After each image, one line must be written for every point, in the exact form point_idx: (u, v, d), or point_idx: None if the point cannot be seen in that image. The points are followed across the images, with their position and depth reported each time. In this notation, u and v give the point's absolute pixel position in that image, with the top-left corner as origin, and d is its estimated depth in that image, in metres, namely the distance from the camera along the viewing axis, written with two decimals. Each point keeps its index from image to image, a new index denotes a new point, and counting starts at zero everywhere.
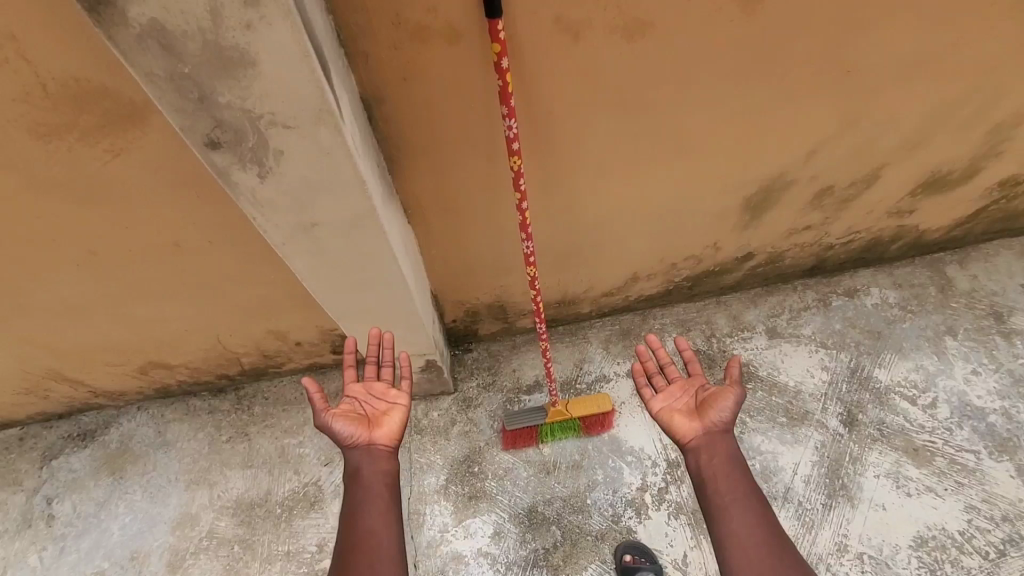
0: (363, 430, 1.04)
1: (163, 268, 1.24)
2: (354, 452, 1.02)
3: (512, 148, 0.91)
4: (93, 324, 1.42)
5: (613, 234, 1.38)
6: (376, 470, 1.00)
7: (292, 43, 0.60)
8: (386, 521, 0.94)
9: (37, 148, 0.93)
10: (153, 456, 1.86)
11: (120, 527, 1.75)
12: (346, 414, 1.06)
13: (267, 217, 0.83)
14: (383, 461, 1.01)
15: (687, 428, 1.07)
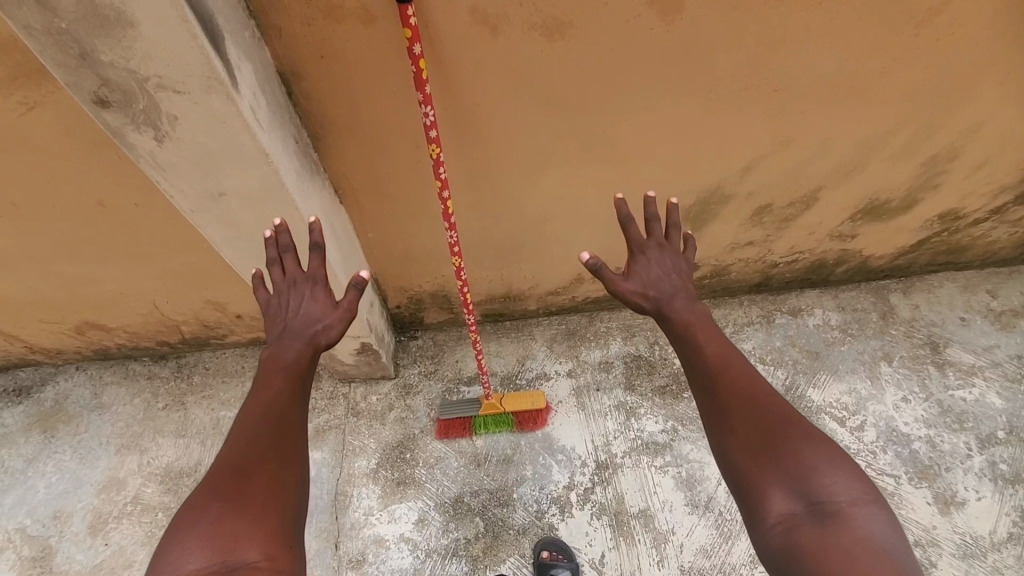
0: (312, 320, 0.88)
1: (90, 226, 1.24)
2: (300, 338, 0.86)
3: (432, 137, 0.92)
4: (24, 277, 1.42)
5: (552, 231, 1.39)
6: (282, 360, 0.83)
7: (168, 7, 0.61)
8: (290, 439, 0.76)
9: None
10: (86, 417, 1.85)
11: (46, 486, 1.74)
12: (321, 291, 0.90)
13: (172, 181, 0.85)
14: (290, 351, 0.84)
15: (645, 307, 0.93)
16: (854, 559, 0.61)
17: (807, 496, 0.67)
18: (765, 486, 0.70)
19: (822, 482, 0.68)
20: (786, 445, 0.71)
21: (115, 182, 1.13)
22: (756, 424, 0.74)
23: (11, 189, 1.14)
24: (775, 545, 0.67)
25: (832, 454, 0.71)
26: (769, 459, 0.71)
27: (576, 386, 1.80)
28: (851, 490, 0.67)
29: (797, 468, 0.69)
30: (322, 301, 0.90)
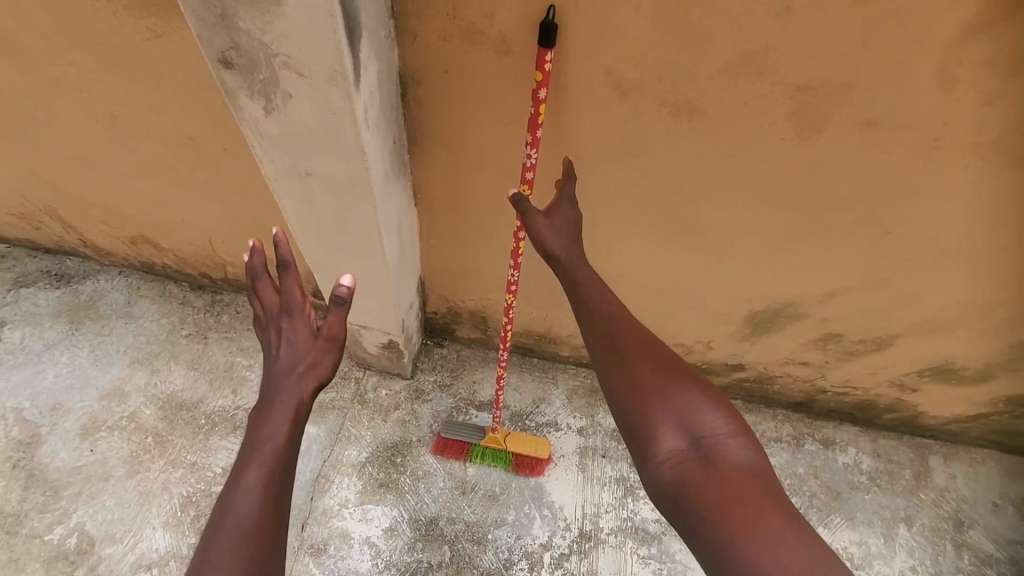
0: (292, 352, 0.95)
1: (172, 154, 1.26)
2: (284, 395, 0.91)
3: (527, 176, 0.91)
4: (98, 181, 1.46)
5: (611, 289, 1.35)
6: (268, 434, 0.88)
7: None
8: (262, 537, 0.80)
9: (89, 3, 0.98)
10: (113, 322, 1.90)
11: (55, 375, 1.81)
12: (300, 320, 0.98)
13: (266, 150, 0.84)
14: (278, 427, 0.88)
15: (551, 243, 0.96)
16: (729, 480, 0.75)
17: (688, 431, 0.81)
18: (658, 429, 0.82)
19: (702, 421, 0.82)
20: (676, 390, 0.84)
21: (209, 122, 1.14)
22: (652, 374, 0.86)
23: (114, 102, 1.18)
24: (665, 479, 0.79)
25: (711, 399, 0.84)
26: (661, 404, 0.83)
27: (583, 445, 1.74)
28: (727, 425, 0.82)
29: (685, 411, 0.83)
30: (302, 334, 0.97)
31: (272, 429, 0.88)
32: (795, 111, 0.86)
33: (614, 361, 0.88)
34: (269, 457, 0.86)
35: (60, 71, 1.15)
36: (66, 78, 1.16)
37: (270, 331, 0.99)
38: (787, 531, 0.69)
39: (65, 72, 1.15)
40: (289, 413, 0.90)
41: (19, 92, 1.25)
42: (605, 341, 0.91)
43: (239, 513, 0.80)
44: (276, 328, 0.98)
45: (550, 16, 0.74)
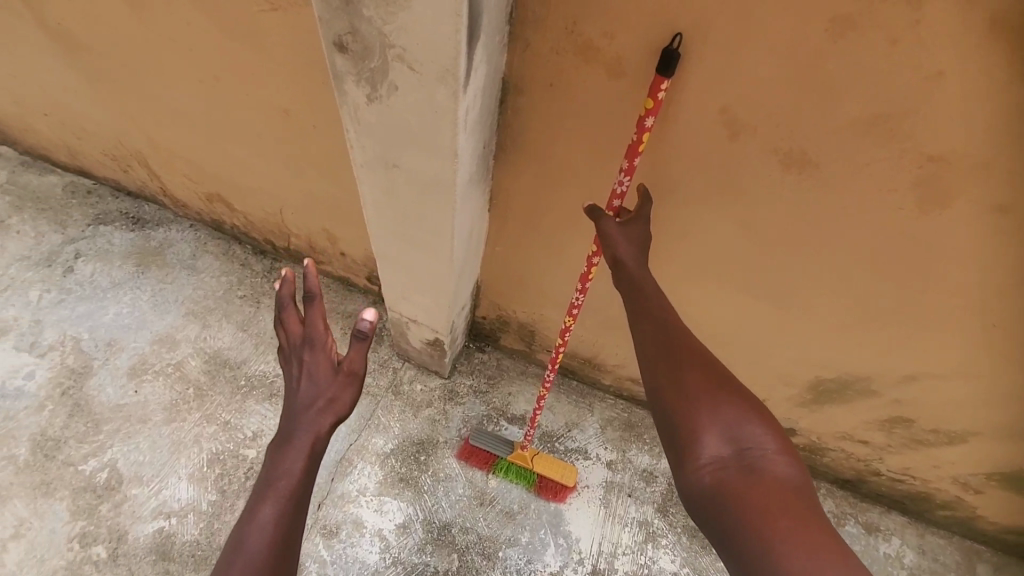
0: (313, 387, 0.97)
1: (263, 124, 1.30)
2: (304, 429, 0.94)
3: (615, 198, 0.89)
4: (189, 138, 1.51)
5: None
6: (287, 466, 0.90)
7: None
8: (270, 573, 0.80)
9: None
10: (176, 271, 1.98)
11: (115, 312, 1.89)
12: (322, 353, 1.00)
13: (360, 136, 0.84)
14: (295, 462, 0.91)
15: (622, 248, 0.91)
16: (770, 492, 0.68)
17: (733, 439, 0.74)
18: (701, 433, 0.75)
19: (750, 433, 0.74)
20: (724, 398, 0.78)
21: (304, 99, 1.17)
22: (702, 378, 0.80)
23: (218, 66, 1.21)
24: (703, 486, 0.72)
25: (762, 413, 0.77)
26: (706, 408, 0.77)
27: (609, 479, 1.68)
28: (775, 440, 0.74)
29: (732, 419, 0.76)
30: (324, 367, 0.99)
31: (288, 465, 0.90)
32: (920, 183, 0.81)
33: (662, 361, 0.83)
34: (283, 493, 0.87)
35: (175, 29, 1.19)
36: (179, 38, 1.21)
37: (291, 364, 1.01)
38: (833, 555, 0.60)
39: (180, 31, 1.19)
40: (306, 448, 0.93)
41: (134, 45, 1.31)
42: (653, 340, 0.86)
43: (252, 546, 0.81)
44: (297, 360, 1.00)
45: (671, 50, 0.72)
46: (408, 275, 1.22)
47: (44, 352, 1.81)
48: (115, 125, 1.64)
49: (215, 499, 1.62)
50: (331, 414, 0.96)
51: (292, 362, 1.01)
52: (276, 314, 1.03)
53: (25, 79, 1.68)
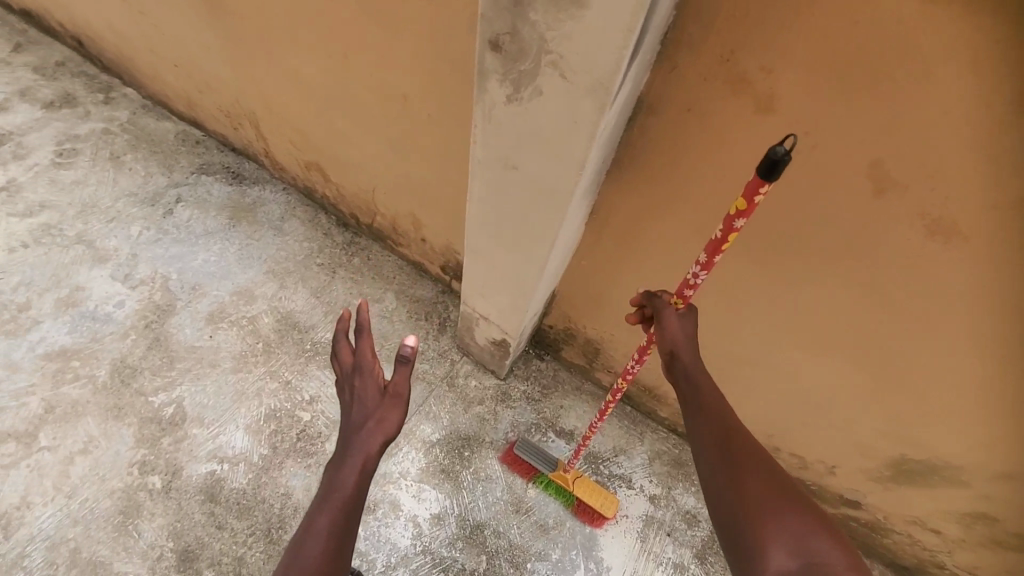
0: (365, 409, 1.04)
1: (379, 105, 1.34)
2: (358, 448, 1.00)
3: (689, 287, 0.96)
4: (305, 108, 1.57)
5: (751, 362, 1.28)
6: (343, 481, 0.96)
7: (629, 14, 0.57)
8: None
9: None
10: (264, 230, 2.06)
11: (203, 259, 1.99)
12: (372, 379, 1.08)
13: (485, 133, 0.85)
14: (349, 479, 0.96)
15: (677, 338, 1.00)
16: None
17: (801, 550, 0.69)
18: (768, 546, 0.71)
19: (819, 545, 0.69)
20: (790, 511, 0.74)
21: (426, 88, 1.20)
22: (764, 486, 0.78)
23: (349, 43, 1.26)
24: None
25: (832, 530, 0.72)
26: (772, 519, 0.73)
27: (650, 513, 1.64)
28: (847, 558, 0.68)
29: (798, 530, 0.71)
30: (373, 391, 1.07)
31: (342, 481, 0.96)
32: None
33: (726, 469, 0.83)
34: (337, 505, 0.93)
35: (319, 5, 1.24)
36: (317, 12, 1.26)
37: (344, 390, 1.10)
38: None
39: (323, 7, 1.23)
40: (358, 467, 0.98)
41: (273, 12, 1.37)
42: (714, 438, 0.88)
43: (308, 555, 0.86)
44: (349, 386, 1.09)
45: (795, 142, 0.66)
46: (493, 275, 1.23)
47: (135, 285, 1.93)
48: (239, 85, 1.72)
49: (267, 453, 1.68)
50: (382, 435, 1.03)
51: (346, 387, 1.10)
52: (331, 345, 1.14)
53: (164, 29, 1.79)
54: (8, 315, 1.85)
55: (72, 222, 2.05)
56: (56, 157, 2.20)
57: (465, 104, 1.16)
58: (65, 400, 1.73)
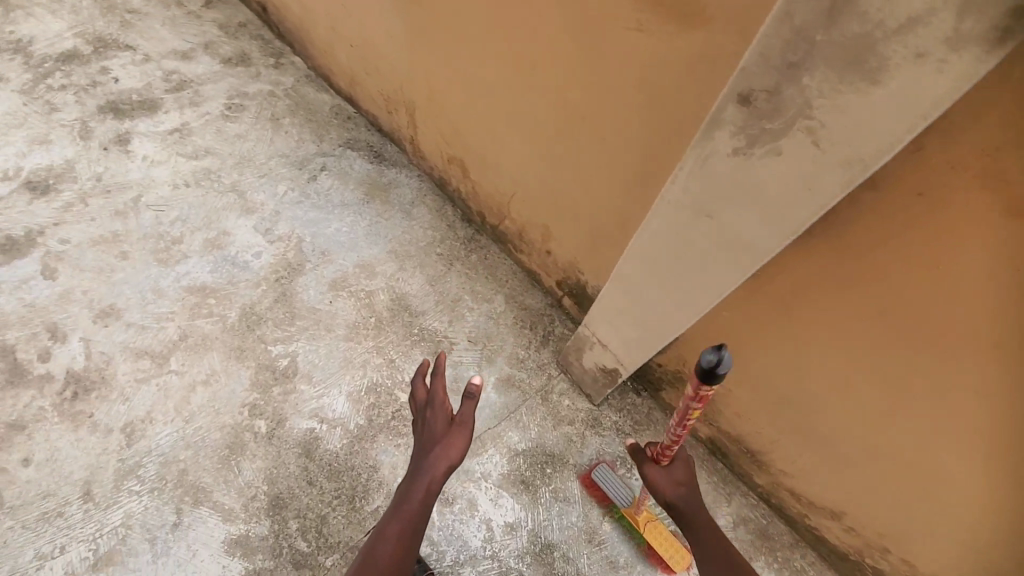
0: (432, 438, 1.41)
1: (554, 116, 1.35)
2: (427, 469, 1.35)
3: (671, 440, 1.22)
4: (469, 107, 1.62)
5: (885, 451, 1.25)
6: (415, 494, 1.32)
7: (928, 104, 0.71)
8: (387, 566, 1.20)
9: None
10: (395, 211, 2.16)
11: (336, 228, 2.11)
12: (438, 415, 1.45)
13: (694, 180, 1.02)
14: (418, 493, 1.33)
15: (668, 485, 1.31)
16: None
17: None
18: None
19: None
20: None
21: (612, 110, 1.20)
22: None
23: (544, 52, 1.26)
24: None
25: None
26: None
27: None
28: None
29: None
30: (439, 425, 1.43)
31: (412, 493, 1.32)
32: None
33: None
34: (405, 513, 1.30)
35: (519, 17, 1.27)
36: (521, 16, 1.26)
37: (419, 421, 1.46)
38: None
39: (523, 20, 1.26)
40: (424, 486, 1.33)
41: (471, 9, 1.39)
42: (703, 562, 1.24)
43: (381, 546, 1.24)
44: (423, 417, 1.46)
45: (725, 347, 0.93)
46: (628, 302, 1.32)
47: (273, 240, 2.07)
48: (410, 74, 1.80)
49: (362, 424, 1.75)
50: (445, 461, 1.37)
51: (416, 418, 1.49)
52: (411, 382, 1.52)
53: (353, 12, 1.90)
54: (163, 245, 2.05)
55: (229, 171, 2.23)
56: (225, 109, 2.40)
57: (650, 134, 1.16)
58: (198, 332, 1.88)
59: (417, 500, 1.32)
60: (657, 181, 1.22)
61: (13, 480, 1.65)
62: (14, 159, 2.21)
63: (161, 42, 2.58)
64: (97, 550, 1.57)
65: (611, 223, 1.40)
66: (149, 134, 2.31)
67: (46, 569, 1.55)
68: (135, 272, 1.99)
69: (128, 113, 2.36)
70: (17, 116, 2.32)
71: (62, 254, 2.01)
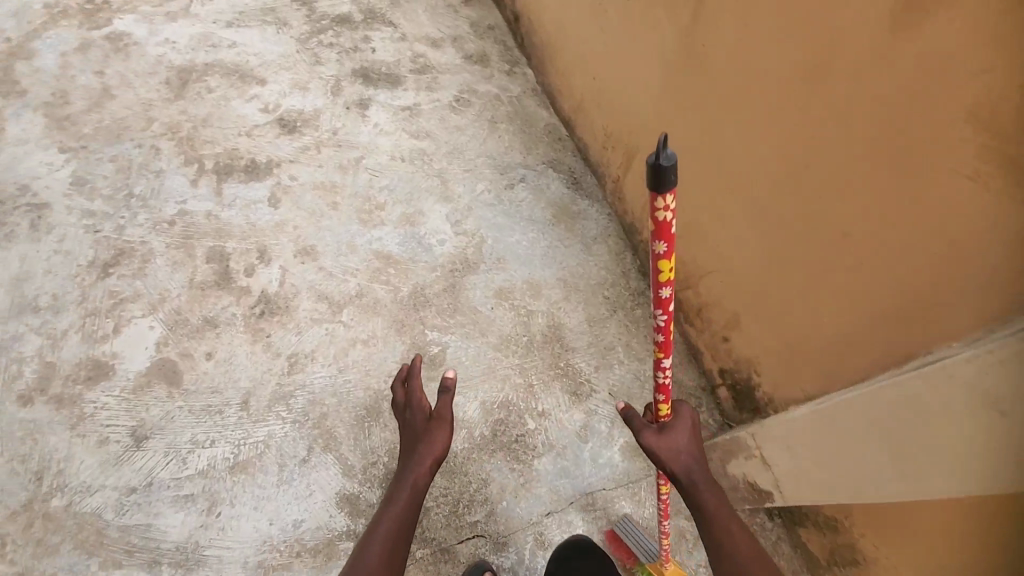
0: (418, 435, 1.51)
1: (820, 220, 1.25)
2: (416, 463, 1.45)
3: (661, 342, 1.12)
4: (704, 176, 1.59)
5: None
6: (407, 483, 1.41)
7: None
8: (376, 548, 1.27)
9: (937, 114, 0.96)
10: (576, 241, 2.17)
11: (517, 240, 2.17)
12: (418, 411, 1.56)
13: (1000, 369, 0.90)
14: (410, 484, 1.41)
15: (661, 444, 1.25)
16: None
17: None
18: None
19: None
20: None
21: (903, 240, 1.08)
22: None
23: (843, 158, 1.16)
24: None
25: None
26: None
27: None
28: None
29: None
30: (420, 419, 1.54)
31: (405, 485, 1.41)
32: None
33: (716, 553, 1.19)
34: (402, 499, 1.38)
35: (805, 117, 1.22)
36: (833, 109, 1.15)
37: (403, 422, 1.58)
38: None
39: (809, 120, 1.21)
40: (413, 480, 1.42)
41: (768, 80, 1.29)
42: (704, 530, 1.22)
43: (383, 524, 1.32)
44: (407, 416, 1.57)
45: (663, 134, 0.79)
46: (838, 420, 1.22)
47: (458, 233, 2.19)
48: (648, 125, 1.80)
49: (486, 435, 1.79)
50: (429, 456, 1.47)
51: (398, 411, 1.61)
52: (392, 386, 1.66)
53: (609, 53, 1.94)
54: (367, 207, 2.25)
55: (440, 158, 2.38)
56: (453, 101, 2.56)
57: (929, 288, 1.06)
58: (372, 295, 2.05)
59: (411, 486, 1.40)
60: (907, 328, 1.13)
61: (195, 366, 1.93)
62: (277, 96, 2.55)
63: (418, 26, 2.82)
64: (237, 455, 1.78)
65: (829, 346, 1.32)
66: (385, 105, 2.54)
67: (196, 455, 1.78)
68: (338, 224, 2.21)
69: (374, 81, 2.61)
70: (289, 60, 2.66)
71: (289, 188, 2.29)
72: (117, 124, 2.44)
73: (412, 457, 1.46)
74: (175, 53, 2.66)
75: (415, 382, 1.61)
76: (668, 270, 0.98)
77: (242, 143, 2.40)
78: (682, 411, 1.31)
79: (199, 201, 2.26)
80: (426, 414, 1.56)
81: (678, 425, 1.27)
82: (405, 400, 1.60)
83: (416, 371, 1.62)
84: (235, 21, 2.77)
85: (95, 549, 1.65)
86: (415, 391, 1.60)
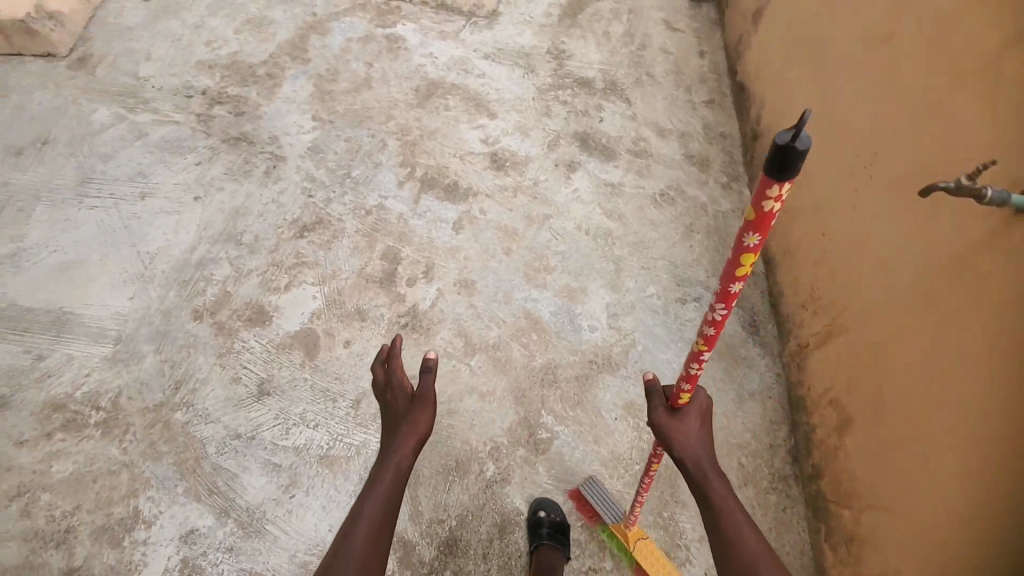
0: (400, 410, 1.50)
1: (1005, 455, 1.17)
2: (401, 442, 1.44)
3: (709, 336, 1.10)
4: (917, 394, 1.41)
5: None
6: (392, 461, 1.39)
7: None
8: (365, 527, 1.26)
9: None
10: (730, 389, 1.94)
11: (667, 359, 2.04)
12: (398, 386, 1.55)
13: None
14: (399, 462, 1.40)
15: (674, 426, 1.29)
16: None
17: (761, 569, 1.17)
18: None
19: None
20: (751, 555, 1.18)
21: None
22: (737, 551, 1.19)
23: None
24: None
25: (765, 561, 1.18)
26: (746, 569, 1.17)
27: None
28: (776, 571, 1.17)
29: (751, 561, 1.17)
30: (401, 395, 1.53)
31: (393, 462, 1.40)
32: None
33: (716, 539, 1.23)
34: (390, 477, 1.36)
35: None
36: None
37: (382, 400, 1.54)
38: None
39: None
40: (398, 461, 1.40)
41: (928, 232, 1.43)
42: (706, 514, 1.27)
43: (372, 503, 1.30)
44: (386, 392, 1.55)
45: (807, 114, 0.71)
46: None
47: (611, 327, 2.10)
48: (870, 314, 1.59)
49: None
50: (414, 436, 1.46)
51: (377, 383, 1.58)
52: (373, 360, 1.61)
53: (820, 211, 1.84)
54: (536, 264, 2.25)
55: (625, 245, 2.31)
56: (657, 194, 2.46)
57: None
58: (506, 352, 2.04)
59: (397, 466, 1.39)
60: None
61: (332, 348, 2.07)
62: (500, 132, 2.67)
63: (652, 111, 2.74)
64: (330, 447, 1.88)
65: None
66: (592, 174, 2.53)
67: (299, 431, 1.90)
68: (504, 270, 2.24)
69: (590, 148, 2.61)
70: (523, 104, 2.77)
71: (475, 220, 2.38)
72: (363, 112, 2.72)
73: (397, 439, 1.44)
74: (433, 67, 2.89)
75: (397, 359, 1.55)
76: (747, 263, 0.94)
77: (453, 164, 2.55)
78: (699, 398, 1.32)
79: (398, 201, 2.44)
80: (407, 389, 1.54)
81: (691, 413, 1.30)
82: (386, 374, 1.55)
83: (396, 349, 1.54)
84: (492, 53, 2.94)
85: (188, 473, 1.85)
86: (396, 366, 1.54)
